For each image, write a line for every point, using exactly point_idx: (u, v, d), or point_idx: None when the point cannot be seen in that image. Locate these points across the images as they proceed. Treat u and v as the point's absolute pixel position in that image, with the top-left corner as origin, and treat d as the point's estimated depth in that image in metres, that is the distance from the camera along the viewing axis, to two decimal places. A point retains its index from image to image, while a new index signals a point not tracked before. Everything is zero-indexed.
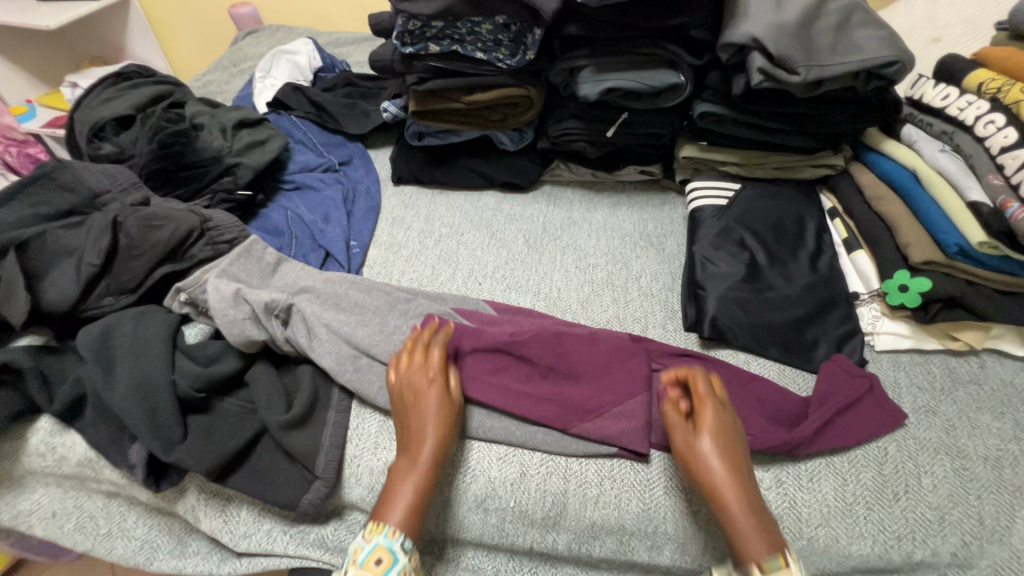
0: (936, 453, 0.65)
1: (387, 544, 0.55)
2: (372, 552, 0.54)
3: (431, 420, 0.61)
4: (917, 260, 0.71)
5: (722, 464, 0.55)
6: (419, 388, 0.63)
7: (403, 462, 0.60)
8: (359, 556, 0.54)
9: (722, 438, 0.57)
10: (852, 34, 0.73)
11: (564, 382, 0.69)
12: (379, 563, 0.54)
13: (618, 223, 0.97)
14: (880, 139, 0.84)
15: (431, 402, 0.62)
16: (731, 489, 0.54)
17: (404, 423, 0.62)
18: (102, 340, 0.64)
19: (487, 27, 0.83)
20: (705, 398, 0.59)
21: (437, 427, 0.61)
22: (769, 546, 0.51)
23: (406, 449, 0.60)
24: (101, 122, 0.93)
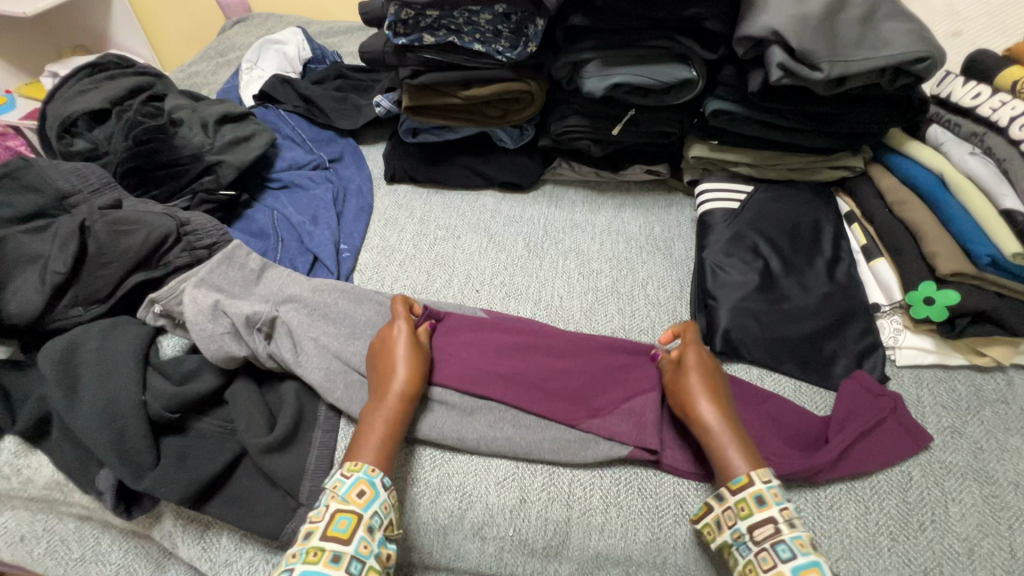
0: (964, 479, 0.61)
1: (369, 479, 0.53)
2: (354, 485, 0.52)
3: (403, 355, 0.62)
4: (945, 271, 0.66)
5: (702, 390, 0.58)
6: (387, 335, 0.65)
7: (376, 395, 0.60)
8: (341, 490, 0.52)
9: (705, 370, 0.61)
10: (879, 27, 0.68)
11: (570, 377, 0.66)
12: (362, 495, 0.52)
13: (624, 226, 0.92)
14: (903, 140, 0.79)
15: (400, 335, 0.64)
16: (709, 409, 0.57)
17: (378, 361, 0.63)
18: (67, 356, 0.60)
19: (486, 17, 0.77)
20: (690, 343, 0.64)
21: (409, 370, 0.61)
22: (747, 461, 0.53)
23: (379, 390, 0.60)
24: (73, 115, 0.87)
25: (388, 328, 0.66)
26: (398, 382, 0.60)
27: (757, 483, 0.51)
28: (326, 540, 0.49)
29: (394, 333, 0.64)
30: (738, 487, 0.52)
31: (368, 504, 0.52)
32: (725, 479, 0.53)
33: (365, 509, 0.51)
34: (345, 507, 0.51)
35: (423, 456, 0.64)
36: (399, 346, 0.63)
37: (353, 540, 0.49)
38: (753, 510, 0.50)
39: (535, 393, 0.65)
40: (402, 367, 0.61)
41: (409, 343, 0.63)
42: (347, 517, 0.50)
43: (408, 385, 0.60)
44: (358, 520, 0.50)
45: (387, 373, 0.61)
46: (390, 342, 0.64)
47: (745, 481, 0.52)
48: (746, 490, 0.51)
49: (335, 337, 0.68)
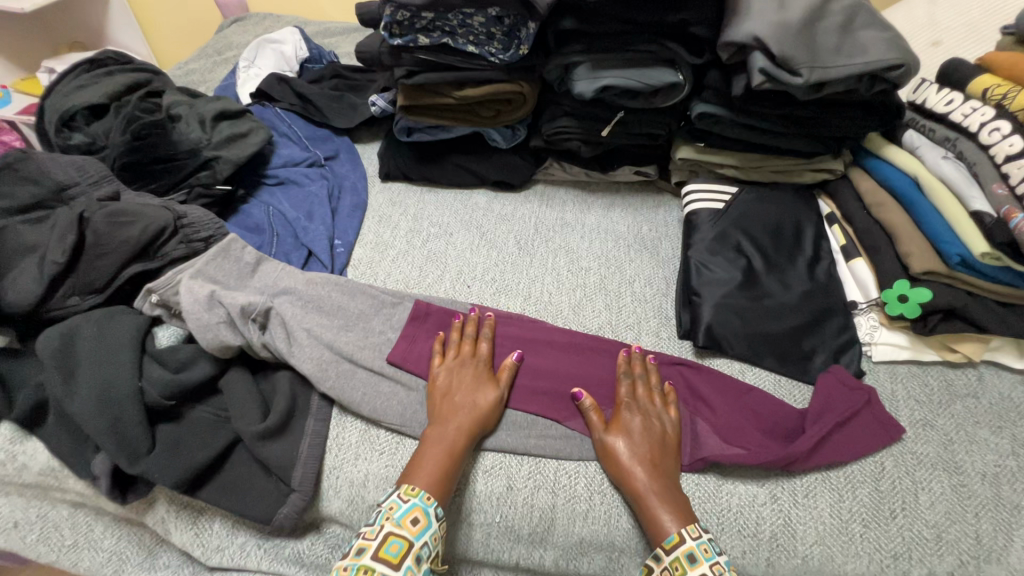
0: (934, 468, 0.63)
1: (423, 506, 0.55)
2: (409, 511, 0.54)
3: (467, 394, 0.64)
4: (918, 270, 0.69)
5: (628, 459, 0.59)
6: (463, 373, 0.66)
7: (444, 427, 0.61)
8: (395, 513, 0.54)
9: (640, 431, 0.61)
10: (857, 35, 0.71)
11: (559, 371, 0.69)
12: (415, 522, 0.54)
13: (613, 225, 0.94)
14: (882, 144, 0.82)
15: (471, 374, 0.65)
16: (639, 477, 0.58)
17: (442, 394, 0.64)
18: (65, 344, 0.61)
19: (479, 19, 0.79)
20: (623, 401, 0.64)
21: (478, 413, 0.62)
22: (676, 522, 0.56)
23: (445, 423, 0.61)
24: (72, 110, 0.88)
25: (479, 366, 0.67)
26: (464, 421, 0.61)
27: (688, 541, 0.54)
28: (378, 560, 0.51)
29: (471, 373, 0.66)
30: (670, 546, 0.54)
31: (421, 533, 0.54)
32: (658, 541, 0.55)
33: (417, 537, 0.53)
34: (398, 530, 0.53)
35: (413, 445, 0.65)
36: (467, 388, 0.64)
37: (402, 566, 0.51)
38: (686, 568, 0.52)
39: (531, 390, 0.67)
40: (469, 408, 0.62)
41: (480, 386, 0.65)
42: (399, 541, 0.52)
43: (474, 427, 0.62)
44: (410, 547, 0.52)
45: (455, 412, 0.62)
46: (452, 380, 0.65)
47: (677, 540, 0.54)
48: (678, 548, 0.54)
49: (329, 329, 0.70)
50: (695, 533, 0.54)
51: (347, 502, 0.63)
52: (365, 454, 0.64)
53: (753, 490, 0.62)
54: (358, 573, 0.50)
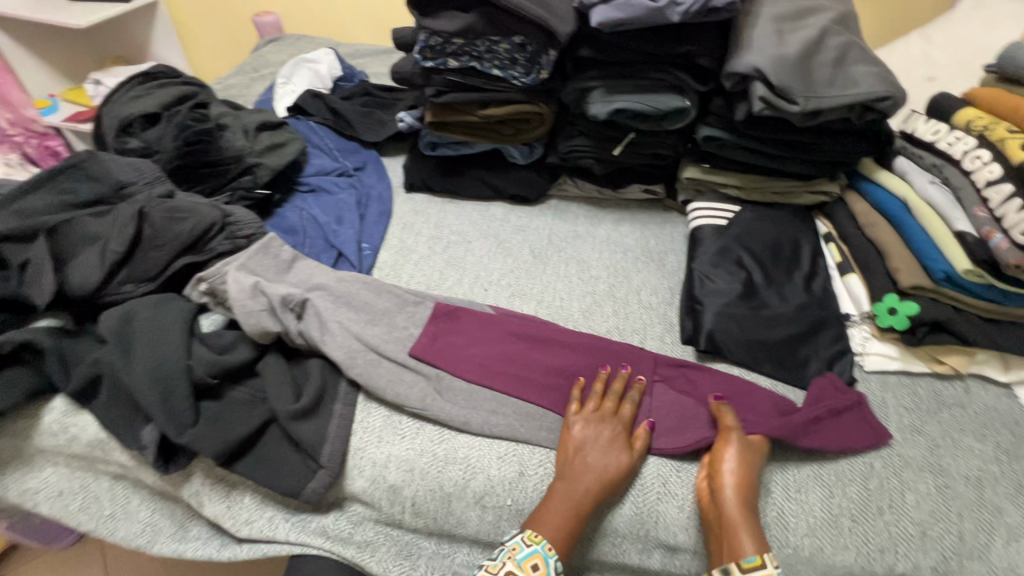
0: (920, 470, 0.67)
1: (544, 554, 0.58)
2: (530, 556, 0.58)
3: (597, 454, 0.64)
4: (906, 285, 0.74)
5: (723, 476, 0.61)
6: (603, 433, 0.66)
7: (574, 482, 0.62)
8: (518, 555, 0.58)
9: (745, 452, 0.63)
10: (849, 69, 0.78)
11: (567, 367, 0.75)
12: (535, 569, 0.58)
13: (622, 238, 1.00)
14: (874, 169, 0.88)
15: (602, 431, 0.66)
16: (729, 494, 0.60)
17: (574, 448, 0.65)
18: (123, 324, 0.67)
19: (504, 46, 0.87)
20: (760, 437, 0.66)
21: (611, 470, 0.63)
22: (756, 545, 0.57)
23: (574, 480, 0.62)
24: (130, 117, 0.97)
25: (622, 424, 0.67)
26: (594, 481, 0.62)
27: (768, 567, 0.55)
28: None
29: (612, 430, 0.66)
30: (749, 567, 0.55)
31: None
32: (734, 560, 0.57)
33: None
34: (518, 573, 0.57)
35: (434, 430, 0.70)
36: (602, 447, 0.64)
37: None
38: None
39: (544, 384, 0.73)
40: (606, 464, 0.63)
41: (620, 446, 0.65)
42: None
43: (606, 486, 0.62)
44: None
45: (586, 472, 0.62)
46: (596, 436, 0.65)
47: (757, 563, 0.55)
48: (758, 571, 0.55)
49: (358, 322, 0.76)
50: (770, 561, 0.56)
51: (370, 481, 0.68)
52: (388, 437, 0.70)
53: None
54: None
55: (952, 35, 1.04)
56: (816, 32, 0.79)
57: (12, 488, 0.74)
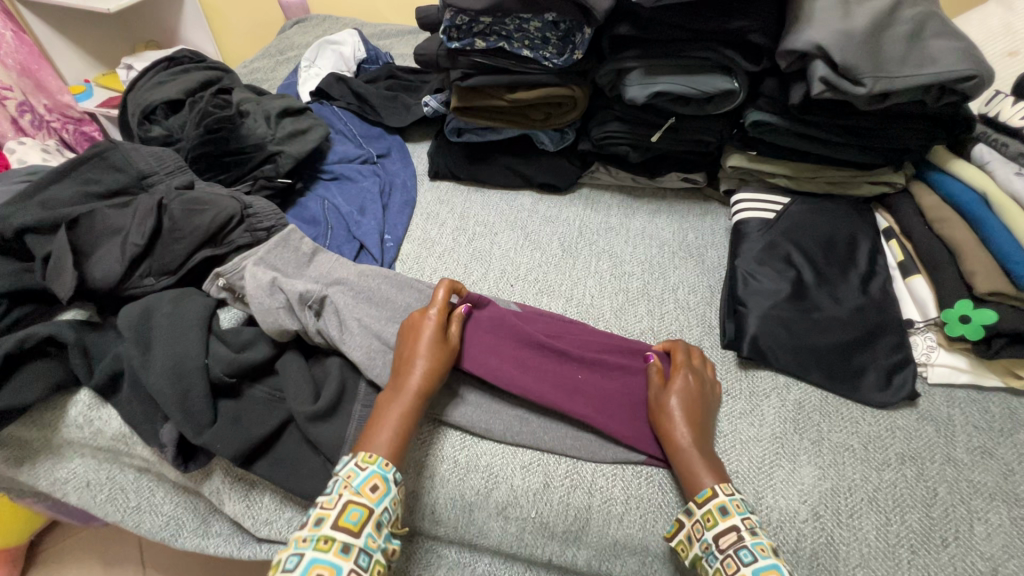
0: (991, 499, 0.60)
1: (383, 474, 0.56)
2: (369, 479, 0.55)
3: (422, 365, 0.63)
4: (982, 290, 0.66)
5: (684, 416, 0.62)
6: (424, 333, 0.65)
7: (395, 399, 0.61)
8: (354, 482, 0.54)
9: (683, 394, 0.63)
10: (926, 45, 0.68)
11: (600, 370, 0.69)
12: (375, 490, 0.54)
13: (657, 232, 0.94)
14: (947, 158, 0.80)
15: (428, 345, 0.64)
16: (685, 434, 0.61)
17: (402, 365, 0.64)
18: (142, 320, 0.66)
19: (535, 24, 0.81)
20: (681, 366, 0.67)
21: (424, 394, 0.62)
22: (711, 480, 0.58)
23: (396, 391, 0.61)
24: (152, 105, 0.96)
25: (444, 354, 0.64)
26: (410, 400, 0.61)
27: (721, 495, 0.56)
28: (338, 529, 0.51)
29: (433, 356, 0.63)
30: (703, 499, 0.56)
31: (380, 500, 0.54)
32: (692, 493, 0.58)
33: (376, 504, 0.54)
34: (358, 499, 0.53)
35: (455, 436, 0.67)
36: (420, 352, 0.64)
37: (362, 534, 0.52)
38: (718, 519, 0.54)
39: (574, 388, 0.67)
40: (423, 376, 0.62)
41: (437, 372, 0.63)
42: (359, 509, 0.53)
43: (420, 395, 0.61)
44: (369, 515, 0.53)
45: (407, 377, 0.62)
46: (420, 358, 0.63)
47: (710, 494, 0.56)
48: (710, 502, 0.56)
49: (378, 319, 0.72)
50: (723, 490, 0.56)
51: None
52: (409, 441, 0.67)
53: (794, 506, 0.61)
54: (318, 542, 0.50)
55: None
56: (888, 3, 0.70)
57: (42, 477, 0.75)
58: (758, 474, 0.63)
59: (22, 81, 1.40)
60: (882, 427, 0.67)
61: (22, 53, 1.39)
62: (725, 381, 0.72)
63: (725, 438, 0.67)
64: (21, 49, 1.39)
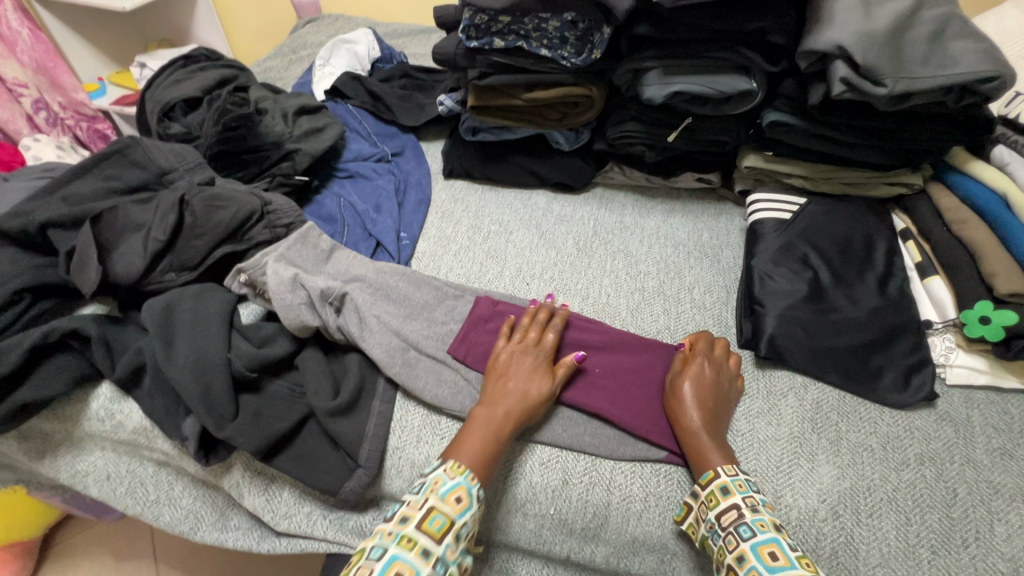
0: (1012, 500, 0.60)
1: (466, 486, 0.56)
2: (454, 489, 0.55)
3: (524, 389, 0.63)
4: (1004, 291, 0.65)
5: (695, 399, 0.63)
6: (524, 357, 0.66)
7: (490, 416, 0.61)
8: (441, 489, 0.55)
9: (696, 380, 0.65)
10: (947, 46, 0.68)
11: (617, 366, 0.70)
12: (459, 501, 0.55)
13: (672, 231, 0.94)
14: (966, 160, 0.80)
15: (529, 370, 0.65)
16: (696, 418, 0.62)
17: (501, 385, 0.64)
18: (165, 315, 0.67)
19: (554, 24, 0.81)
20: (699, 354, 0.68)
21: (519, 415, 0.61)
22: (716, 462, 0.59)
23: (493, 407, 0.62)
24: (171, 102, 0.97)
25: (551, 382, 0.65)
26: (505, 420, 0.61)
27: (723, 476, 0.57)
28: (420, 532, 0.52)
29: (535, 382, 0.64)
30: (706, 481, 0.58)
31: (463, 513, 0.54)
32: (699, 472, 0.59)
33: (458, 516, 0.54)
34: (442, 506, 0.54)
35: None
36: (524, 375, 0.64)
37: (442, 542, 0.52)
38: (720, 499, 0.56)
39: (591, 386, 0.68)
40: (525, 400, 0.62)
41: (537, 396, 0.63)
42: (441, 517, 0.53)
43: (520, 415, 0.61)
44: (451, 525, 0.53)
45: (506, 396, 0.62)
46: (521, 382, 0.63)
47: (712, 476, 0.58)
48: (713, 483, 0.57)
49: (396, 316, 0.73)
50: (727, 472, 0.58)
51: (408, 482, 0.66)
52: (427, 437, 0.67)
53: (814, 505, 0.61)
54: (401, 541, 0.51)
55: None
56: (910, 4, 0.70)
57: (62, 470, 0.76)
58: (776, 473, 0.64)
59: (37, 78, 1.40)
60: (901, 428, 0.67)
61: (38, 51, 1.39)
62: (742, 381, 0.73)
63: (744, 437, 0.67)
64: (36, 47, 1.39)
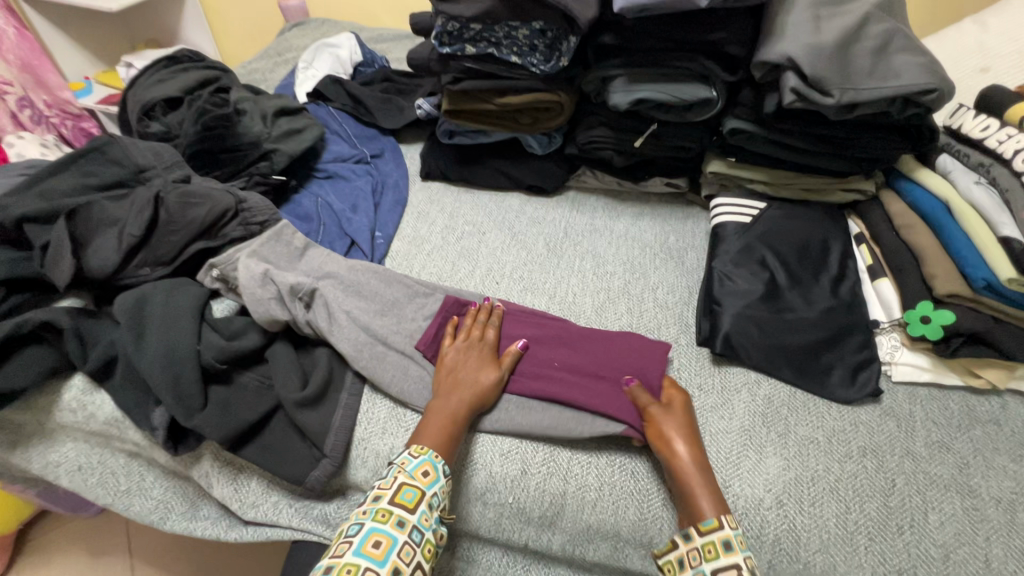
0: (946, 490, 0.63)
1: (432, 461, 0.60)
2: (420, 465, 0.59)
3: (476, 379, 0.67)
4: (941, 292, 0.70)
5: (684, 436, 0.63)
6: (469, 351, 0.70)
7: (448, 404, 0.65)
8: (408, 466, 0.59)
9: (679, 420, 0.64)
10: (891, 59, 0.72)
11: (581, 356, 0.72)
12: (427, 474, 0.59)
13: (640, 234, 0.97)
14: (914, 167, 0.84)
15: (476, 361, 0.69)
16: (684, 454, 0.61)
17: (456, 375, 0.68)
18: (137, 307, 0.69)
19: (523, 32, 0.84)
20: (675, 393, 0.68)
21: (476, 400, 0.66)
22: (712, 506, 0.58)
23: (449, 396, 0.66)
24: (151, 102, 0.99)
25: (497, 370, 0.69)
26: (462, 404, 0.65)
27: (727, 529, 0.56)
28: (394, 505, 0.57)
29: (484, 371, 0.68)
30: (707, 530, 0.56)
31: (432, 484, 0.59)
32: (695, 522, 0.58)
33: (428, 487, 0.59)
34: (411, 481, 0.58)
35: None
36: (473, 367, 0.69)
37: (416, 511, 0.57)
38: (719, 553, 0.55)
39: (548, 375, 0.71)
40: (478, 389, 0.67)
41: (489, 382, 0.68)
42: (412, 490, 0.58)
43: (475, 401, 0.66)
44: (421, 495, 0.58)
45: (460, 385, 0.67)
46: (470, 372, 0.68)
47: (716, 525, 0.56)
48: (715, 533, 0.56)
49: (366, 312, 0.75)
50: (727, 521, 0.57)
51: (372, 472, 0.68)
52: (392, 429, 0.69)
53: (759, 494, 0.64)
54: (375, 515, 0.56)
55: (1012, 22, 0.97)
56: (858, 19, 0.74)
57: (35, 461, 0.77)
58: (725, 463, 0.66)
59: (23, 77, 1.42)
60: (847, 422, 0.70)
61: (23, 49, 1.42)
62: (698, 377, 0.76)
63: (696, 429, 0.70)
64: (22, 45, 1.42)
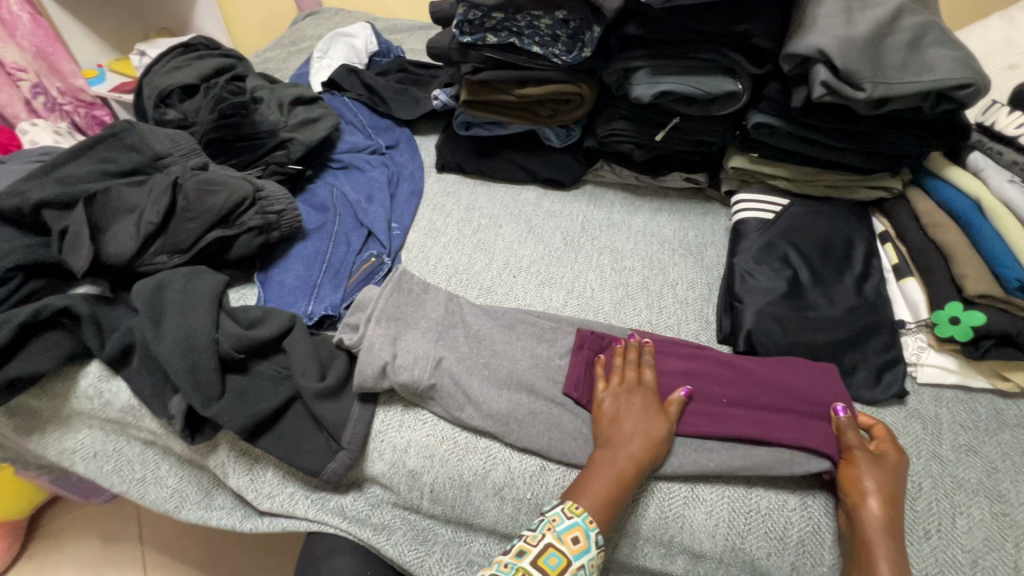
0: (975, 495, 0.62)
1: (585, 528, 0.55)
2: (571, 529, 0.55)
3: (640, 431, 0.61)
4: (972, 293, 0.68)
5: (881, 493, 0.56)
6: (631, 398, 0.64)
7: (611, 459, 0.59)
8: (558, 526, 0.55)
9: (880, 476, 0.57)
10: (924, 53, 0.70)
11: (742, 387, 0.66)
12: (576, 541, 0.54)
13: (658, 229, 0.96)
14: (944, 165, 0.82)
15: (638, 409, 0.63)
16: (878, 514, 0.55)
17: (619, 427, 0.61)
18: (155, 295, 0.69)
19: (546, 22, 0.83)
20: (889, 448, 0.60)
21: (642, 456, 0.59)
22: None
23: (614, 449, 0.60)
24: (168, 89, 0.98)
25: (664, 423, 0.62)
26: (627, 459, 0.59)
27: None
28: (536, 567, 0.52)
29: (646, 421, 0.62)
30: None
31: (579, 554, 0.54)
32: None
33: (575, 557, 0.54)
34: (559, 545, 0.54)
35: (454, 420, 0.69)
36: (638, 417, 0.62)
37: None
38: None
39: (715, 418, 0.64)
40: (643, 444, 0.60)
41: (654, 436, 0.61)
42: (558, 555, 0.53)
43: (643, 460, 0.59)
44: (567, 564, 0.53)
45: (626, 439, 0.60)
46: (634, 423, 0.61)
47: None
48: None
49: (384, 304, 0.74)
50: None
51: (389, 465, 0.68)
52: (409, 422, 0.69)
53: (783, 496, 0.62)
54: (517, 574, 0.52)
55: None
56: (890, 11, 0.72)
57: (51, 447, 0.77)
58: None
59: (37, 63, 1.41)
60: None
61: (38, 36, 1.40)
62: None
63: None
64: (36, 32, 1.39)
